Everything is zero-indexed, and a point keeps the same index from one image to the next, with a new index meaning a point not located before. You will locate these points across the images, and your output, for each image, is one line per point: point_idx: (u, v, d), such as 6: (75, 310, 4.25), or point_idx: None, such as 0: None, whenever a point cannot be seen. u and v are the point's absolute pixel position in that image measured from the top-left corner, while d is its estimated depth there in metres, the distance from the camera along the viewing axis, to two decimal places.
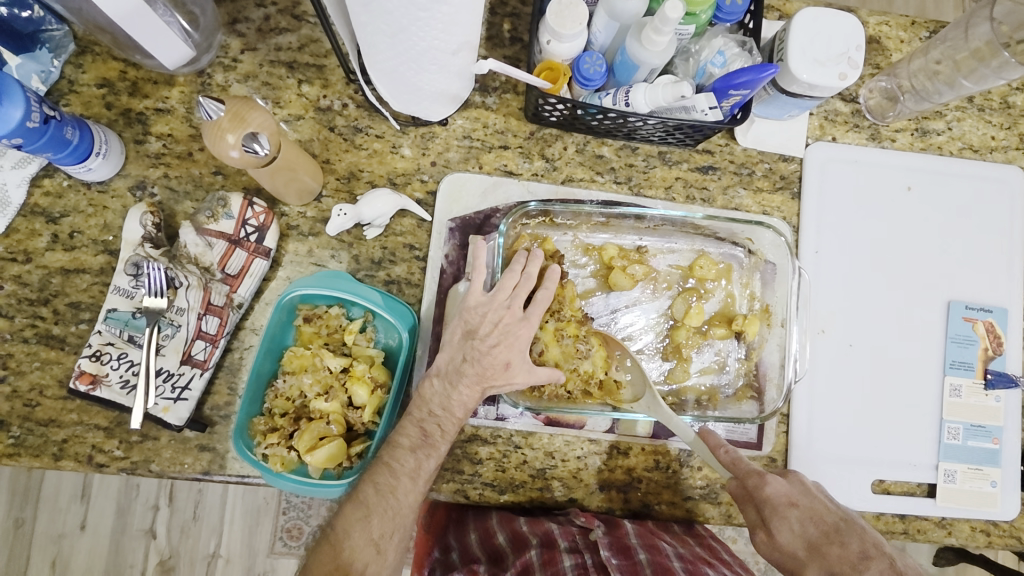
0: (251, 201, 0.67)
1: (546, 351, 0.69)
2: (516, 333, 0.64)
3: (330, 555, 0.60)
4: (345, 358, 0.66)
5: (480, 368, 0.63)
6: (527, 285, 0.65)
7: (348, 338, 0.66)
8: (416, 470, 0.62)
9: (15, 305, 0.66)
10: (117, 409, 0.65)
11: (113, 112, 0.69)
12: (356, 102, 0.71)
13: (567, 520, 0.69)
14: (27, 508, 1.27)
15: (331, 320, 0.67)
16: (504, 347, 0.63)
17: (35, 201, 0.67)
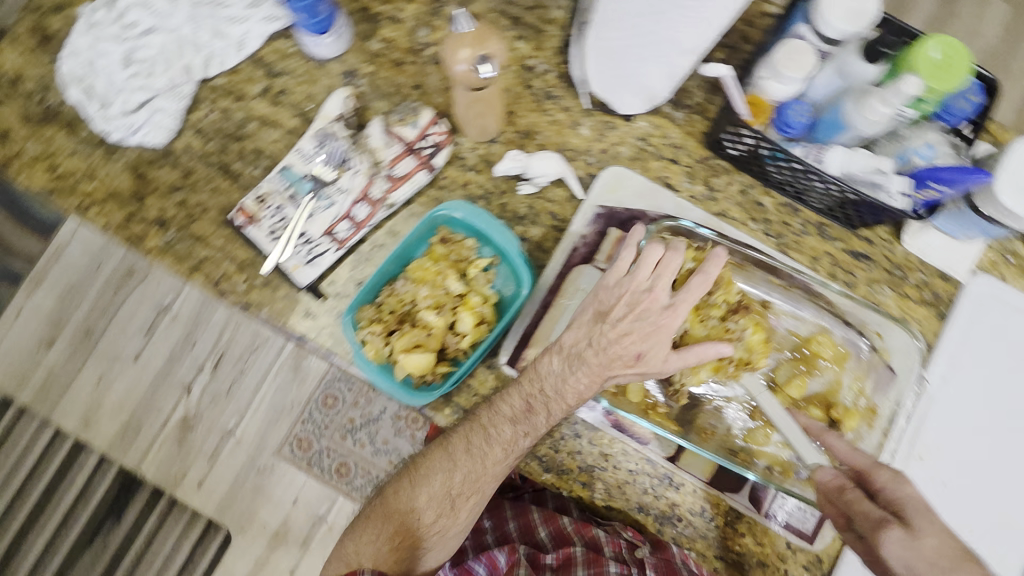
0: (438, 120, 0.72)
1: (689, 331, 0.71)
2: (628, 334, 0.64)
3: (411, 494, 0.70)
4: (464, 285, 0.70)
5: (618, 342, 0.64)
6: (670, 266, 0.65)
7: (472, 271, 0.70)
8: (509, 444, 0.67)
9: (213, 132, 0.74)
10: (257, 250, 0.72)
11: (354, 5, 0.75)
12: (559, 71, 0.75)
13: (613, 530, 0.82)
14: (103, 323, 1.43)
15: (463, 249, 0.71)
16: (623, 344, 0.64)
17: (263, 55, 0.75)
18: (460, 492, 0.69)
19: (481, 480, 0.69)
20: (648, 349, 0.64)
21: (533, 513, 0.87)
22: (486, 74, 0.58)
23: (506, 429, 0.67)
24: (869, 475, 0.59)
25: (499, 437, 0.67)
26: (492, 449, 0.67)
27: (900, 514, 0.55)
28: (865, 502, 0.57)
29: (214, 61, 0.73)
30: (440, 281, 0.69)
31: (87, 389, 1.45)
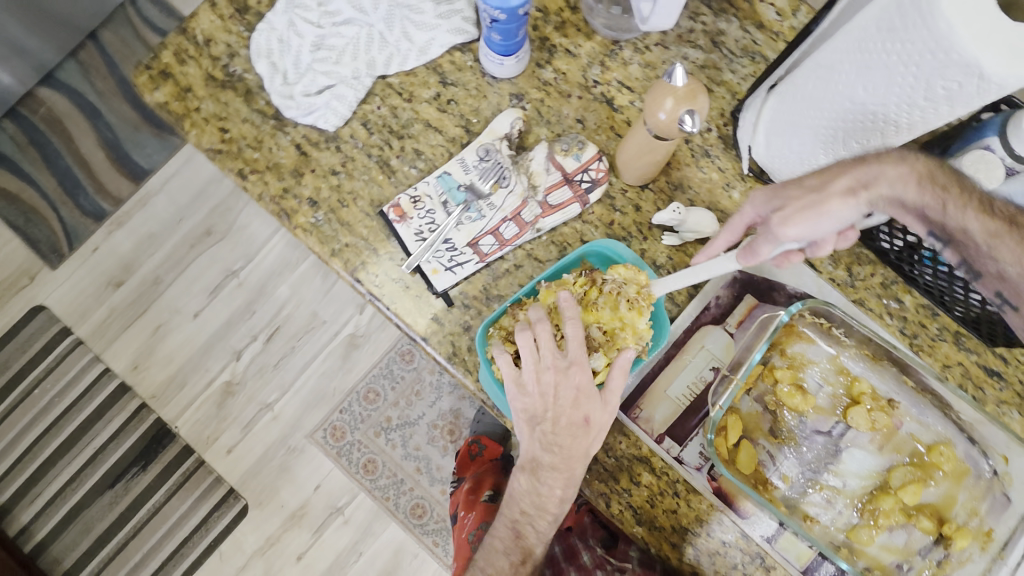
0: (600, 158, 0.74)
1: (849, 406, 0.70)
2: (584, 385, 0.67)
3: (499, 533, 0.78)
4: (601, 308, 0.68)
5: (557, 432, 0.68)
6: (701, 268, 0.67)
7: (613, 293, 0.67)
8: (567, 464, 0.69)
9: (380, 127, 0.76)
10: (400, 247, 0.73)
11: (535, 34, 0.79)
12: (720, 133, 0.77)
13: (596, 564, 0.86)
14: (171, 273, 1.60)
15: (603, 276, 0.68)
16: (577, 407, 0.67)
17: (441, 63, 0.77)
18: (547, 483, 0.72)
19: (560, 485, 0.71)
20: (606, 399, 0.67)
21: (574, 539, 0.98)
22: (685, 127, 0.57)
23: (577, 439, 0.67)
24: (865, 185, 0.58)
25: (575, 445, 0.68)
26: (553, 468, 0.70)
27: (855, 169, 0.59)
28: (842, 170, 0.59)
29: (395, 60, 0.76)
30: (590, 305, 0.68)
31: (143, 335, 1.59)
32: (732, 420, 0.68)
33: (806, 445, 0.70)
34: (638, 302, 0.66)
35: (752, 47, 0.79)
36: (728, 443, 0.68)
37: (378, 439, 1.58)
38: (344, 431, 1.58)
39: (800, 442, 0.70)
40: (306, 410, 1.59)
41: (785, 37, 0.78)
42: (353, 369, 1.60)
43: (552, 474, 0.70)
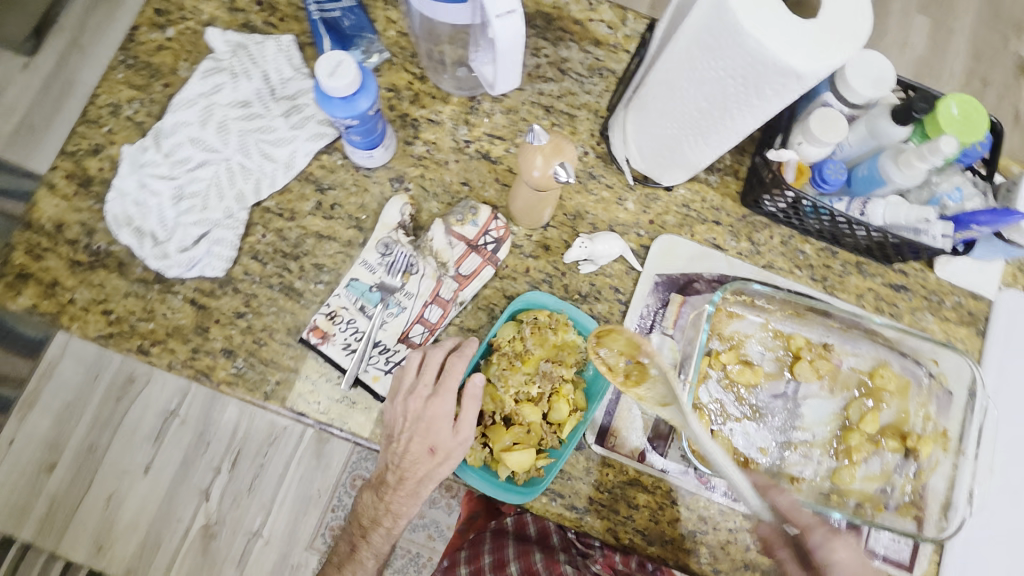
0: (496, 215, 0.74)
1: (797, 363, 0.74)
2: (434, 421, 0.65)
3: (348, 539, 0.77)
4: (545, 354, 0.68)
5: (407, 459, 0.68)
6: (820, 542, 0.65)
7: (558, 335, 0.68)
8: (414, 492, 0.70)
9: (271, 254, 0.74)
10: (333, 367, 0.71)
11: (393, 113, 0.79)
12: (597, 152, 0.80)
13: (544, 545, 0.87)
14: (105, 434, 1.42)
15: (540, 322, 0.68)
16: (425, 435, 0.66)
17: (311, 171, 0.76)
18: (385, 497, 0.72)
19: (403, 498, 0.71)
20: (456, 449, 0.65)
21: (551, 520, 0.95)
22: (562, 180, 0.58)
23: (425, 462, 0.67)
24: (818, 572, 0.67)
25: (418, 463, 0.67)
26: (401, 485, 0.70)
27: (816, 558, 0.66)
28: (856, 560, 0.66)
29: (264, 184, 0.74)
30: (533, 346, 0.67)
31: (94, 514, 1.42)
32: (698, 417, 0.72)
33: (769, 412, 0.74)
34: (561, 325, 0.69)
35: (598, 64, 0.82)
36: (702, 440, 0.71)
37: None
38: None
39: (763, 412, 0.74)
40: (295, 521, 1.53)
41: (623, 46, 0.82)
42: (329, 465, 1.54)
43: (397, 495, 0.71)
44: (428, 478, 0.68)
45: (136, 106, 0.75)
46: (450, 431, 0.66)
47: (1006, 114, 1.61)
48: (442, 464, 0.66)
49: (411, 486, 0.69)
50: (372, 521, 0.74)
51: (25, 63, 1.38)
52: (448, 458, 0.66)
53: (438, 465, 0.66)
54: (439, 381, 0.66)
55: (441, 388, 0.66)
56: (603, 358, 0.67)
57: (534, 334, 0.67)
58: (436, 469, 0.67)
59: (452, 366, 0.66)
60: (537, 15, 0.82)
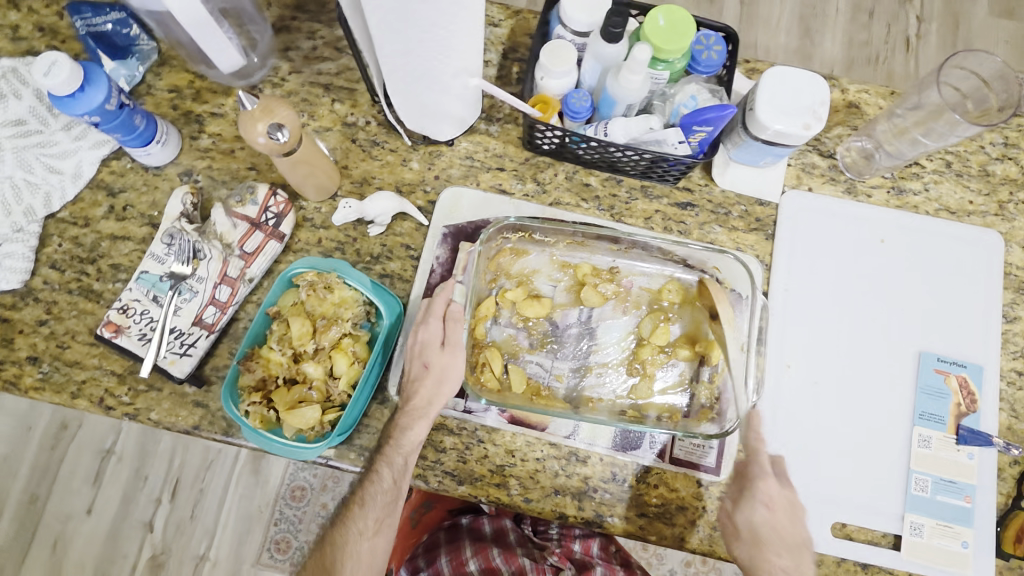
0: (275, 192, 0.77)
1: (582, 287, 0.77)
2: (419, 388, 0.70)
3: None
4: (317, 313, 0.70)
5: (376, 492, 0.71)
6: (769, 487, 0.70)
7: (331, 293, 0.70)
8: (392, 491, 0.70)
9: (68, 261, 0.77)
10: (132, 357, 0.73)
11: (177, 112, 0.81)
12: (378, 121, 0.83)
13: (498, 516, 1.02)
14: (43, 485, 1.48)
15: (313, 283, 0.70)
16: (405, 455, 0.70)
17: (101, 178, 0.79)
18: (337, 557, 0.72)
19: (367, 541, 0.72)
20: (444, 390, 0.70)
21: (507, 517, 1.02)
22: (281, 142, 0.63)
23: (420, 422, 0.69)
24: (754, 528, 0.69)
25: (416, 431, 0.69)
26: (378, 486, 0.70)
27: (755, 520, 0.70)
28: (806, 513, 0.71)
29: (55, 196, 0.77)
30: (311, 309, 0.70)
31: (43, 557, 1.45)
32: (488, 353, 0.73)
33: (559, 340, 0.76)
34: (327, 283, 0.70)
35: None
36: (494, 373, 0.73)
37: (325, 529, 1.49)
38: (288, 541, 1.48)
39: (555, 342, 0.76)
40: (239, 542, 1.47)
41: None
42: (268, 478, 1.51)
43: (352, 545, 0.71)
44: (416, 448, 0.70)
45: None
46: (422, 405, 0.69)
47: (893, 40, 1.56)
48: (429, 410, 0.69)
49: (388, 469, 0.69)
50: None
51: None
52: (444, 376, 0.69)
53: (422, 419, 0.69)
54: (422, 352, 0.70)
55: (298, 415, 0.67)
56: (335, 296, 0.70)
57: (311, 296, 0.70)
58: (427, 421, 0.69)
59: (431, 337, 0.70)
60: (309, 0, 0.84)
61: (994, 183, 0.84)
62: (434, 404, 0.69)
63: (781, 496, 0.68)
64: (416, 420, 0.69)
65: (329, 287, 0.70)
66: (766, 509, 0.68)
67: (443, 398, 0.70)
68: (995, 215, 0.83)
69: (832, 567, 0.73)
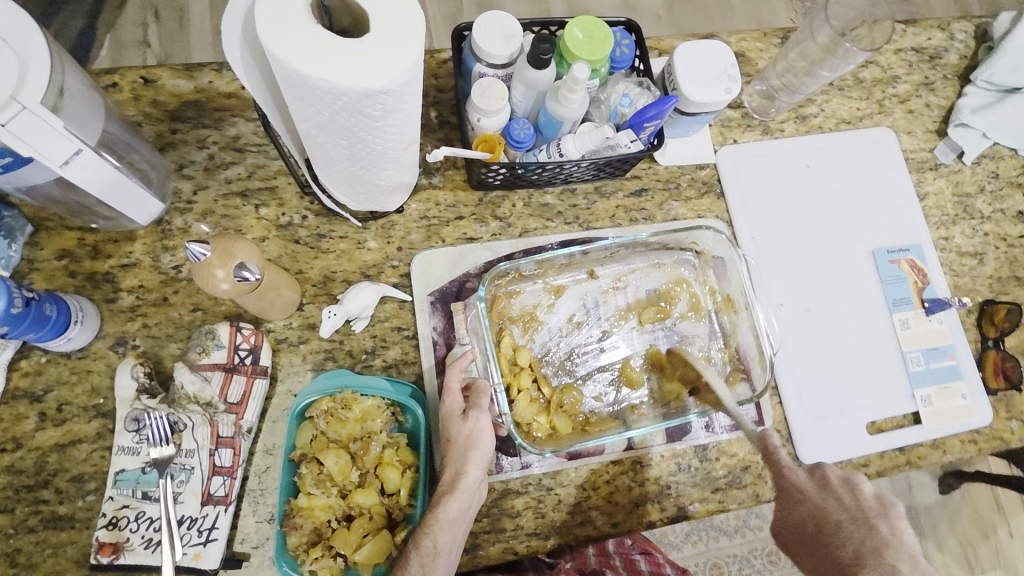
0: (238, 327, 0.68)
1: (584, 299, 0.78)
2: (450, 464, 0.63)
3: None
4: (343, 434, 0.64)
5: None
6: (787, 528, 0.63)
7: (352, 406, 0.64)
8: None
9: (14, 496, 0.63)
10: (145, 571, 0.63)
11: (80, 278, 0.69)
12: (314, 211, 0.76)
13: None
14: None
15: (324, 404, 0.63)
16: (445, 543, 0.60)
17: (15, 385, 0.66)
18: None
19: None
20: (474, 458, 0.63)
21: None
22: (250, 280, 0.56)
23: (452, 495, 0.62)
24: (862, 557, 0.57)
25: (450, 506, 0.61)
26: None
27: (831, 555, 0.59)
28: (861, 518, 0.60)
29: None
30: (337, 435, 0.64)
31: None
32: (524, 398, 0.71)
33: (582, 365, 0.77)
34: (342, 398, 0.64)
35: None
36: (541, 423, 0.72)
37: None
38: None
39: (578, 358, 0.77)
40: None
41: None
42: None
43: None
44: (455, 522, 0.61)
45: None
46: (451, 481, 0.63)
47: None
48: (459, 483, 0.62)
49: (419, 560, 0.58)
50: None
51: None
52: (471, 443, 0.64)
53: (453, 494, 0.61)
54: (446, 427, 0.65)
55: (360, 546, 0.62)
56: (358, 408, 0.64)
57: (331, 422, 0.63)
58: (459, 495, 0.62)
59: (452, 406, 0.65)
60: (185, 108, 0.75)
61: (868, 87, 0.95)
62: (464, 474, 0.63)
63: (807, 480, 0.64)
64: (448, 493, 0.62)
65: (344, 402, 0.64)
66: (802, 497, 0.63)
67: (474, 466, 0.63)
68: (879, 113, 0.95)
69: (879, 462, 0.81)
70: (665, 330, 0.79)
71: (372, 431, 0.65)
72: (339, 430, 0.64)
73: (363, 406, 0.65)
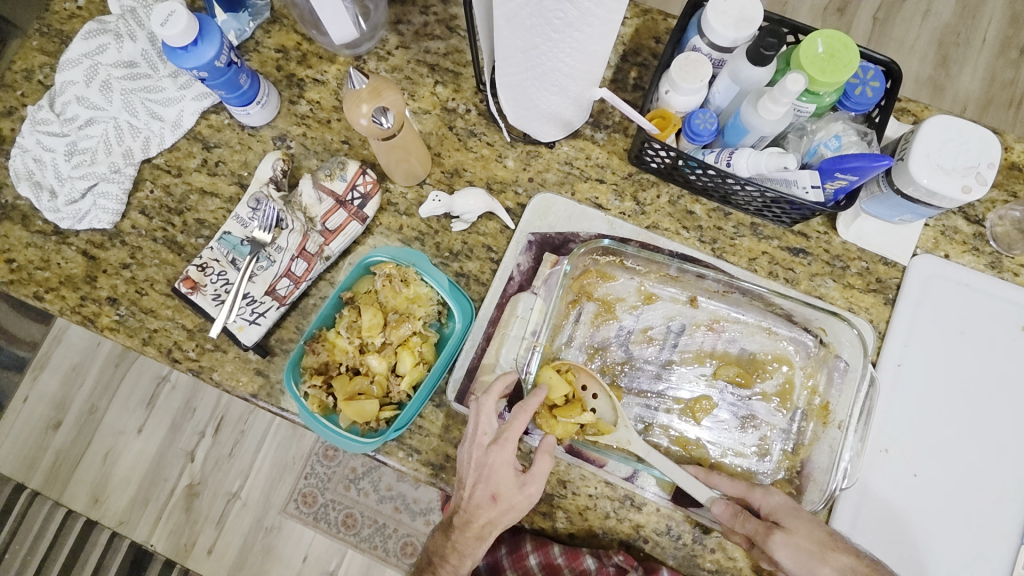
0: (365, 171, 0.74)
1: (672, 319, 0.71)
2: (499, 467, 0.63)
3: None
4: (392, 308, 0.68)
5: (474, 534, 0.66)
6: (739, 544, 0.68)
7: (410, 288, 0.68)
8: (478, 535, 0.66)
9: (157, 209, 0.77)
10: (204, 316, 0.73)
11: (280, 74, 0.80)
12: (479, 110, 0.78)
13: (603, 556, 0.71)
14: (104, 399, 1.65)
15: (392, 275, 0.68)
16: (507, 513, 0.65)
17: (199, 130, 0.79)
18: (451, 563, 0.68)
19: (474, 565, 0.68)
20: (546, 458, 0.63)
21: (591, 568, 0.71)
22: (383, 125, 0.61)
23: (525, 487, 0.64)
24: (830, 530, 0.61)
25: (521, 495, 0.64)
26: (466, 528, 0.66)
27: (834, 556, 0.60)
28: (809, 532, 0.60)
29: (153, 142, 0.77)
30: (385, 300, 0.68)
31: (95, 464, 1.63)
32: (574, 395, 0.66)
33: (629, 379, 0.71)
34: (407, 277, 0.68)
35: None
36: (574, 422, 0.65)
37: (350, 492, 1.61)
38: (314, 496, 1.61)
39: (632, 367, 0.71)
40: (271, 488, 1.62)
41: None
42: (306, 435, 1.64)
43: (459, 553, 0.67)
44: (513, 509, 0.65)
45: (47, 71, 0.81)
46: (514, 478, 0.64)
47: None
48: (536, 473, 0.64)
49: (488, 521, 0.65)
50: (441, 556, 0.69)
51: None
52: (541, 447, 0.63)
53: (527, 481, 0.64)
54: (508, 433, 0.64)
55: (359, 412, 0.64)
56: (417, 296, 0.68)
57: (385, 287, 0.67)
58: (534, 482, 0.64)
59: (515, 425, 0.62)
60: None
61: None
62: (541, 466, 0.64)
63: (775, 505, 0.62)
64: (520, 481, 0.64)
65: (407, 282, 0.68)
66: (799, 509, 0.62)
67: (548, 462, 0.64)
68: None
69: None
70: (735, 397, 0.70)
71: (418, 321, 0.68)
72: (392, 304, 0.68)
73: (419, 294, 0.68)
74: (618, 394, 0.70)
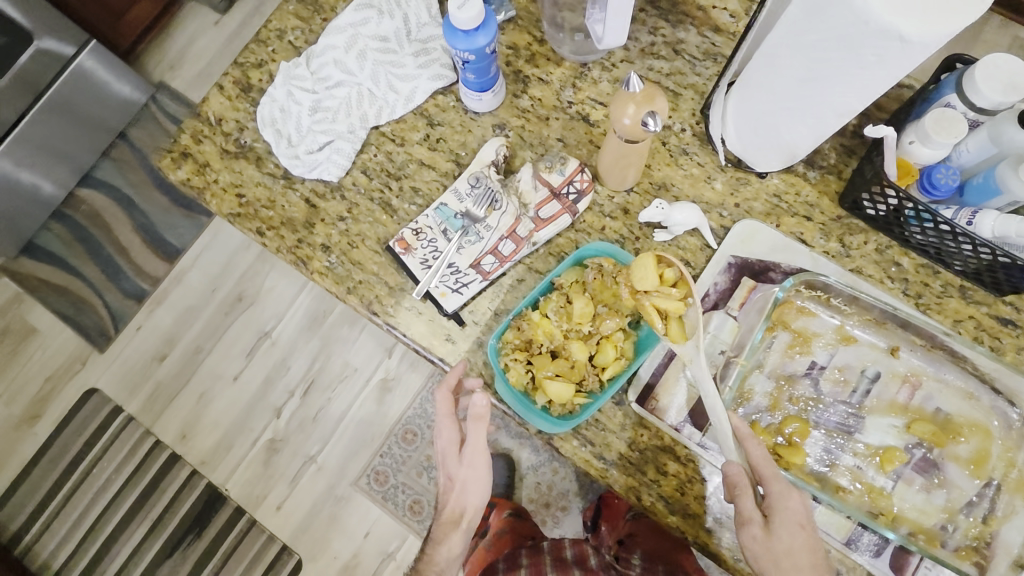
0: (583, 169, 0.78)
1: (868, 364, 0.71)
2: (446, 451, 0.75)
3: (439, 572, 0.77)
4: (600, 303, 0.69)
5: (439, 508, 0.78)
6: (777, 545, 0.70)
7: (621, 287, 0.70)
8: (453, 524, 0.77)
9: (378, 171, 0.83)
10: (409, 277, 0.78)
11: (508, 69, 0.85)
12: (694, 131, 0.81)
13: None
14: (210, 343, 1.71)
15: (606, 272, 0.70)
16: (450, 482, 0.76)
17: (426, 107, 0.84)
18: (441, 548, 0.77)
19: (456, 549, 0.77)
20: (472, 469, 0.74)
21: None
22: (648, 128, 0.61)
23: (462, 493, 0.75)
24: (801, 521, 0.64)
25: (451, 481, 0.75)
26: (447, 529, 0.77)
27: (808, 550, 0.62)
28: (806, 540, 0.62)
29: (385, 111, 0.83)
30: (594, 294, 0.70)
31: (190, 403, 1.69)
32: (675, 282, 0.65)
33: (817, 415, 0.70)
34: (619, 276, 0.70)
35: (713, 49, 0.85)
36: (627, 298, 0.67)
37: (420, 478, 1.63)
38: (386, 475, 1.63)
39: (821, 406, 0.71)
40: (348, 457, 1.65)
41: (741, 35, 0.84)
42: (389, 413, 1.65)
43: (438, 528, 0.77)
44: (463, 490, 0.76)
45: (298, 32, 0.88)
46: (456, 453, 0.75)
47: None
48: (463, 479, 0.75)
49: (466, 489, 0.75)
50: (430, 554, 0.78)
51: (215, 21, 1.80)
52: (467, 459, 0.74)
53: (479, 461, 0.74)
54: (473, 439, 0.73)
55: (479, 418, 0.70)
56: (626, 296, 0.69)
57: (596, 281, 0.70)
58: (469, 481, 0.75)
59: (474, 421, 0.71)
60: None
61: None
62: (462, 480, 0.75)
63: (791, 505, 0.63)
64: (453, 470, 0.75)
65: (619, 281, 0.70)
66: (801, 526, 0.63)
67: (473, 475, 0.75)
68: None
69: None
70: (925, 456, 0.69)
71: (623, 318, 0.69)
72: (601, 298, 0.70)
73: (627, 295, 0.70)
74: (807, 429, 0.70)
